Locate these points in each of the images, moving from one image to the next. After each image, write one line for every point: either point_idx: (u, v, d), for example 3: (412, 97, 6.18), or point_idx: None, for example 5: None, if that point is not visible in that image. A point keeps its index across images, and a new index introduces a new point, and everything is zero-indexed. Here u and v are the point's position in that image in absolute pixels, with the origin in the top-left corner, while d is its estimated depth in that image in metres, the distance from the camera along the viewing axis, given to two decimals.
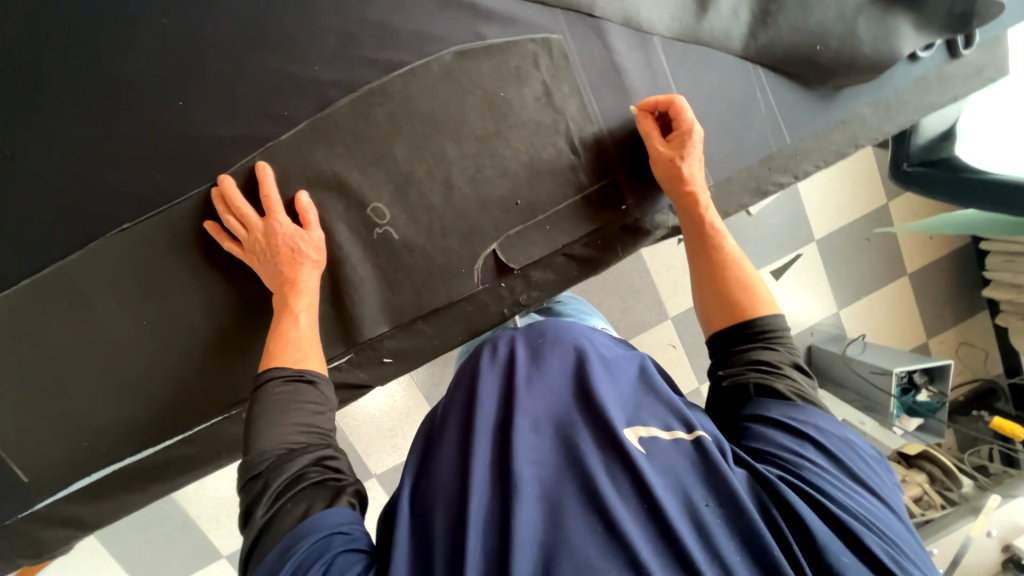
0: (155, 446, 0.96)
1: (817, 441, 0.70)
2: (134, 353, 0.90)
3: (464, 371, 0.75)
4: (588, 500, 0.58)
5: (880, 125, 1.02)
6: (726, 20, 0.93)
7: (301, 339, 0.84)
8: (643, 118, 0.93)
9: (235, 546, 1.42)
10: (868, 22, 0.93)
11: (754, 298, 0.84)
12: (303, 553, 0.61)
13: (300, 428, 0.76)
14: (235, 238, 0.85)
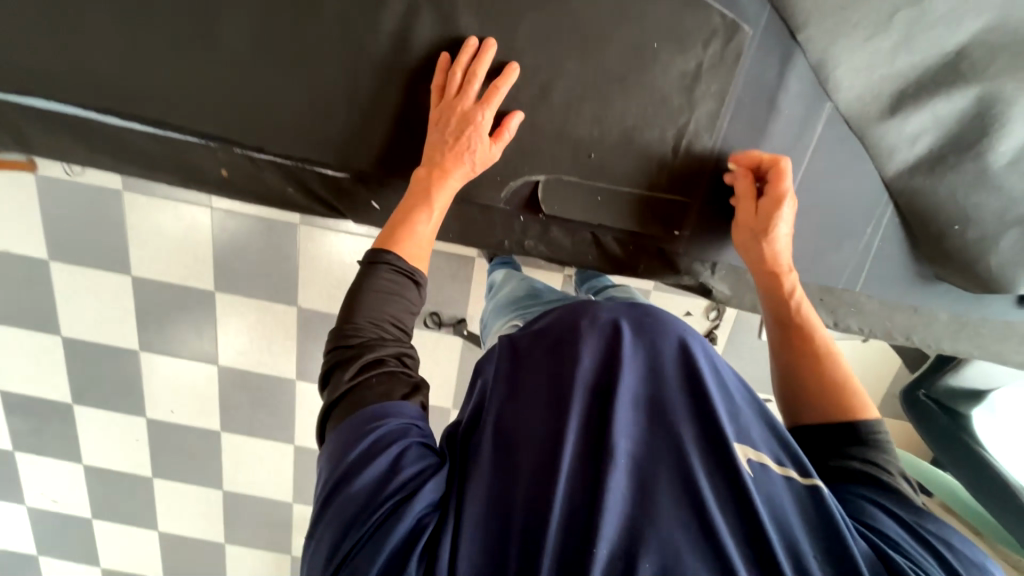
0: (124, 119, 0.90)
1: (943, 546, 0.61)
2: (165, 23, 0.84)
3: (566, 318, 0.73)
4: (685, 494, 0.59)
5: (942, 336, 0.95)
6: (901, 139, 0.82)
7: (424, 237, 0.81)
8: (750, 171, 0.85)
9: (148, 273, 1.48)
10: (1015, 241, 0.83)
11: (855, 401, 0.77)
12: (387, 428, 0.66)
13: (403, 315, 0.78)
14: (454, 127, 0.80)
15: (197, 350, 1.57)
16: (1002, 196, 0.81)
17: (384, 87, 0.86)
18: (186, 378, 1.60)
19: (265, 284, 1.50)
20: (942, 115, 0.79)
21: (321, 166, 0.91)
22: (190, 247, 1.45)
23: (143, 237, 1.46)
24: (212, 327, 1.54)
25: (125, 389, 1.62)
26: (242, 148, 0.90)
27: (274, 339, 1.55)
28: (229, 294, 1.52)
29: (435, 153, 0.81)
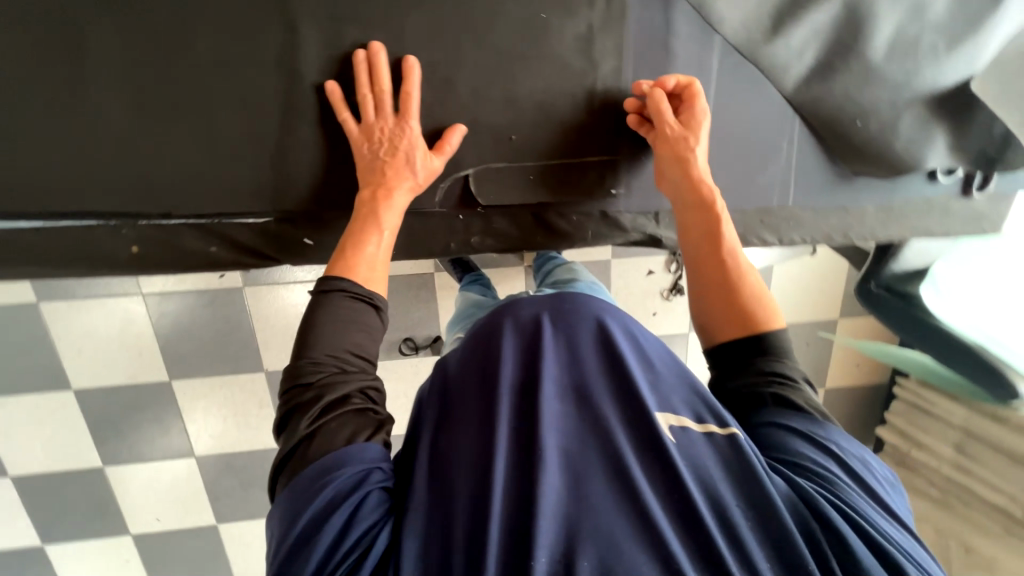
0: (5, 218, 0.81)
1: (837, 454, 0.73)
2: (28, 104, 0.77)
3: (487, 332, 0.77)
4: (614, 471, 0.63)
5: (875, 226, 1.01)
6: (790, 54, 0.86)
7: (376, 259, 0.79)
8: (667, 114, 0.83)
9: (94, 381, 1.41)
10: (912, 122, 0.89)
11: (766, 312, 0.82)
12: (340, 481, 0.65)
13: (357, 349, 0.75)
14: (388, 145, 0.80)
15: (170, 445, 1.49)
16: (889, 84, 0.87)
17: (283, 118, 0.82)
18: (164, 477, 1.52)
19: (224, 357, 1.44)
20: (818, 24, 0.84)
21: (238, 215, 0.85)
22: (132, 341, 1.38)
23: (78, 342, 1.37)
24: (179, 417, 1.47)
25: (102, 506, 1.52)
26: (148, 218, 0.84)
27: (249, 411, 1.49)
28: (185, 378, 1.44)
29: (373, 174, 0.80)
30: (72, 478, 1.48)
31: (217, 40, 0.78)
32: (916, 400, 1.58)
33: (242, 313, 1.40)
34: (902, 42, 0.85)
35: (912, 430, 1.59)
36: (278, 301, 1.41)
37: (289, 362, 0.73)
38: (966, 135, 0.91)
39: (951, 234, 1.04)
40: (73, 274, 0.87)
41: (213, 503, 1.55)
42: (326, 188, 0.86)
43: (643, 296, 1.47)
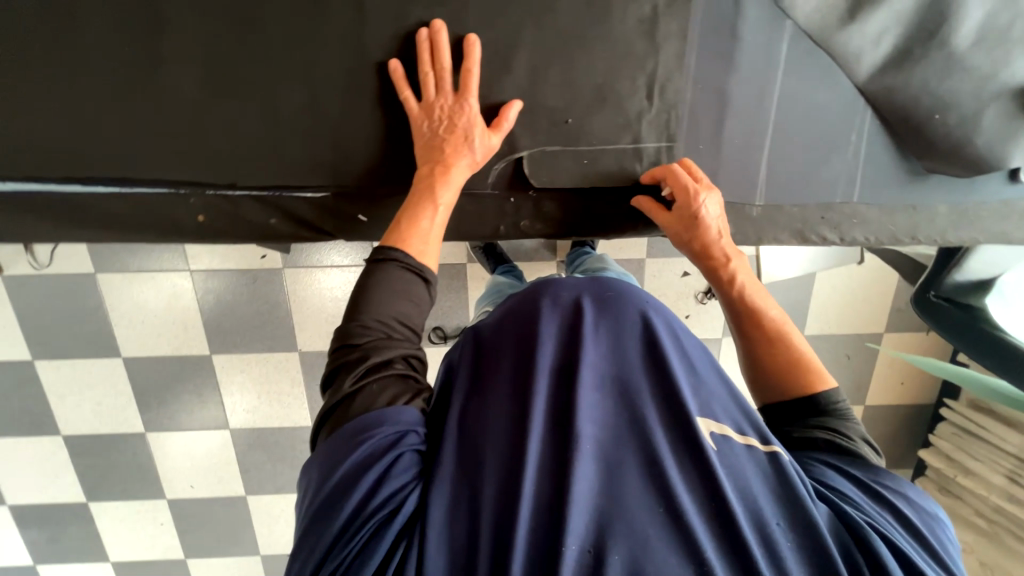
0: (84, 182, 0.86)
1: (882, 494, 0.70)
2: (107, 74, 0.81)
3: (521, 313, 0.75)
4: (649, 469, 0.62)
5: (946, 228, 0.95)
6: (864, 42, 0.82)
7: (430, 234, 0.80)
8: (698, 198, 0.83)
9: (141, 350, 1.48)
10: (997, 117, 0.83)
11: (810, 373, 0.82)
12: (375, 441, 0.66)
13: (403, 317, 0.76)
14: (447, 122, 0.81)
15: (206, 417, 1.56)
16: (974, 75, 0.81)
17: (345, 94, 0.83)
18: (200, 447, 1.59)
19: (261, 335, 1.49)
20: (897, 10, 0.80)
21: (298, 189, 0.88)
22: (179, 315, 1.45)
23: (129, 313, 1.45)
24: (215, 390, 1.53)
25: (141, 471, 1.60)
26: (214, 187, 0.87)
27: (281, 389, 1.54)
28: (225, 353, 1.50)
29: (431, 151, 0.81)
30: (117, 442, 1.57)
31: (285, 15, 0.80)
32: (965, 424, 1.52)
33: (281, 293, 1.46)
34: (992, 30, 0.79)
35: (959, 454, 1.52)
36: (314, 285, 1.46)
37: (339, 324, 0.76)
38: None
39: None
40: (143, 238, 0.92)
41: (243, 475, 1.62)
42: (381, 166, 0.87)
43: (676, 299, 1.47)
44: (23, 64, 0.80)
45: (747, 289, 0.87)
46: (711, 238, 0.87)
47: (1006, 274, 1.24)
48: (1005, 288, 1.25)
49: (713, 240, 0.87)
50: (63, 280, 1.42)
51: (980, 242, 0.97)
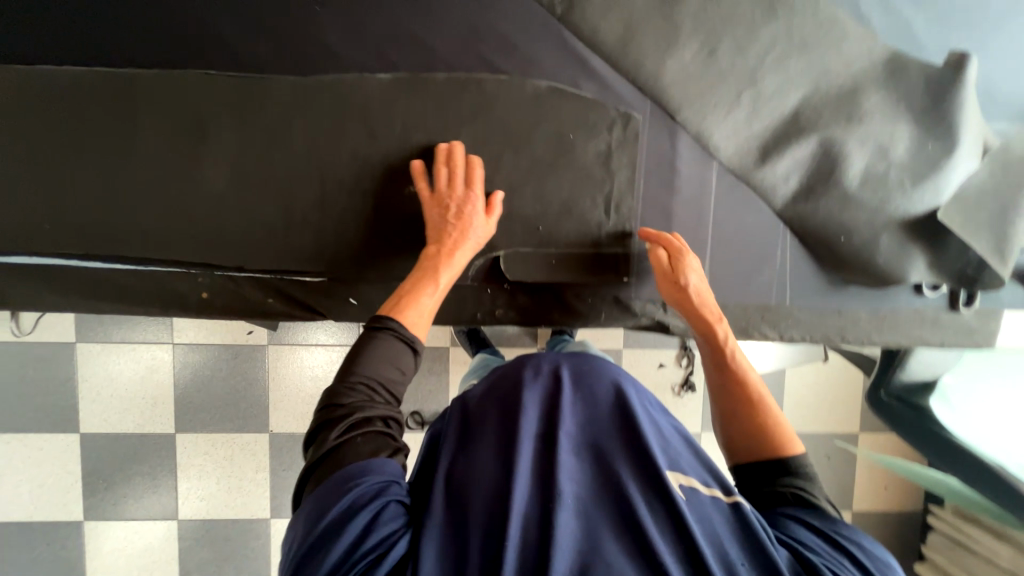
0: (104, 260, 0.96)
1: (848, 543, 0.72)
2: (145, 174, 0.95)
3: (508, 381, 0.84)
4: (624, 522, 0.67)
5: (871, 331, 1.09)
6: (777, 178, 1.03)
7: (426, 309, 0.87)
8: (687, 263, 0.95)
9: (105, 425, 1.46)
10: (891, 242, 1.01)
11: (783, 437, 0.85)
12: (364, 489, 0.69)
13: (392, 379, 0.82)
14: (453, 215, 0.92)
15: (156, 504, 1.49)
16: (866, 208, 1.01)
17: (350, 197, 0.98)
18: (140, 541, 1.50)
19: (232, 415, 1.49)
20: (798, 156, 1.02)
21: (300, 273, 0.99)
22: (153, 389, 1.47)
23: (100, 387, 1.46)
24: (172, 474, 1.49)
25: (72, 563, 1.49)
26: (224, 268, 0.98)
27: (243, 475, 1.50)
28: (191, 433, 1.48)
29: (435, 235, 0.92)
30: (54, 529, 1.47)
31: (306, 136, 0.97)
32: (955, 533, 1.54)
33: (258, 371, 1.49)
34: (874, 175, 1.00)
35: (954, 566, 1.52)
36: (297, 363, 1.50)
37: (327, 381, 0.80)
38: (940, 255, 1.02)
39: (945, 345, 1.10)
40: (148, 311, 1.00)
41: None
42: (375, 257, 0.99)
43: (655, 388, 1.57)
44: (73, 162, 0.94)
45: (733, 353, 0.93)
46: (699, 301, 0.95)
47: (945, 375, 1.36)
48: (947, 389, 1.36)
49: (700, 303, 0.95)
50: (44, 351, 1.44)
51: (903, 344, 1.10)
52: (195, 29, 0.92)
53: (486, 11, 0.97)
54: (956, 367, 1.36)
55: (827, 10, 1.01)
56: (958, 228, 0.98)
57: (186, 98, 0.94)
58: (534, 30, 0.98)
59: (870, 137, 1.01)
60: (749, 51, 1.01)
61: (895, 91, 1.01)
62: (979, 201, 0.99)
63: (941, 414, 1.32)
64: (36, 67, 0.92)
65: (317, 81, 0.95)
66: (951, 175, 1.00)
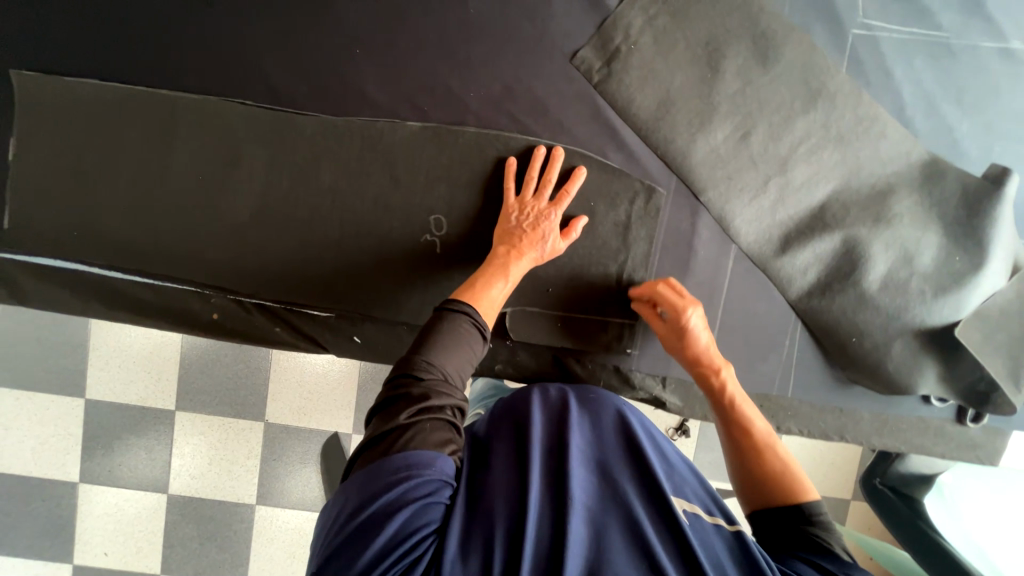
0: (124, 272, 0.99)
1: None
2: (173, 193, 0.98)
3: (517, 406, 0.83)
4: (633, 537, 0.62)
5: (871, 433, 1.06)
6: (794, 270, 1.01)
7: (496, 301, 0.86)
8: (684, 311, 0.91)
9: (102, 393, 1.44)
10: (903, 350, 1.00)
11: (797, 483, 0.79)
12: (419, 482, 0.63)
13: (464, 369, 0.77)
14: (533, 219, 0.93)
15: (149, 474, 1.46)
16: (881, 312, 0.99)
17: (366, 239, 0.99)
18: (130, 509, 1.46)
19: (231, 399, 1.47)
20: (820, 252, 1.01)
21: (309, 306, 1.01)
22: (157, 363, 1.45)
23: (110, 355, 1.44)
24: (167, 447, 1.47)
25: (56, 528, 1.45)
26: (235, 293, 1.00)
27: (234, 459, 1.47)
28: (190, 413, 1.47)
29: (516, 237, 0.92)
30: (42, 490, 1.45)
31: (331, 174, 0.98)
32: None
33: (264, 361, 1.47)
34: (895, 281, 0.99)
35: None
36: (300, 357, 1.47)
37: (399, 358, 0.74)
38: (952, 369, 1.00)
39: (946, 457, 1.07)
40: (160, 324, 1.03)
41: (164, 549, 1.46)
42: (382, 299, 1.00)
43: None
44: (107, 173, 0.97)
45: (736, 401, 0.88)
46: (701, 346, 0.92)
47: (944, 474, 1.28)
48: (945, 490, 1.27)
49: (704, 349, 0.92)
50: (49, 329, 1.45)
51: (902, 450, 1.08)
52: (249, 61, 0.97)
53: (525, 73, 0.98)
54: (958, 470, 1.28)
55: (868, 107, 0.99)
56: (974, 348, 0.97)
57: (220, 125, 0.97)
58: (568, 97, 0.99)
59: (896, 242, 0.99)
60: (783, 138, 1.00)
61: (930, 198, 0.99)
62: (1001, 323, 0.97)
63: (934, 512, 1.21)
64: (86, 81, 0.96)
65: (349, 124, 0.97)
66: (977, 291, 0.97)
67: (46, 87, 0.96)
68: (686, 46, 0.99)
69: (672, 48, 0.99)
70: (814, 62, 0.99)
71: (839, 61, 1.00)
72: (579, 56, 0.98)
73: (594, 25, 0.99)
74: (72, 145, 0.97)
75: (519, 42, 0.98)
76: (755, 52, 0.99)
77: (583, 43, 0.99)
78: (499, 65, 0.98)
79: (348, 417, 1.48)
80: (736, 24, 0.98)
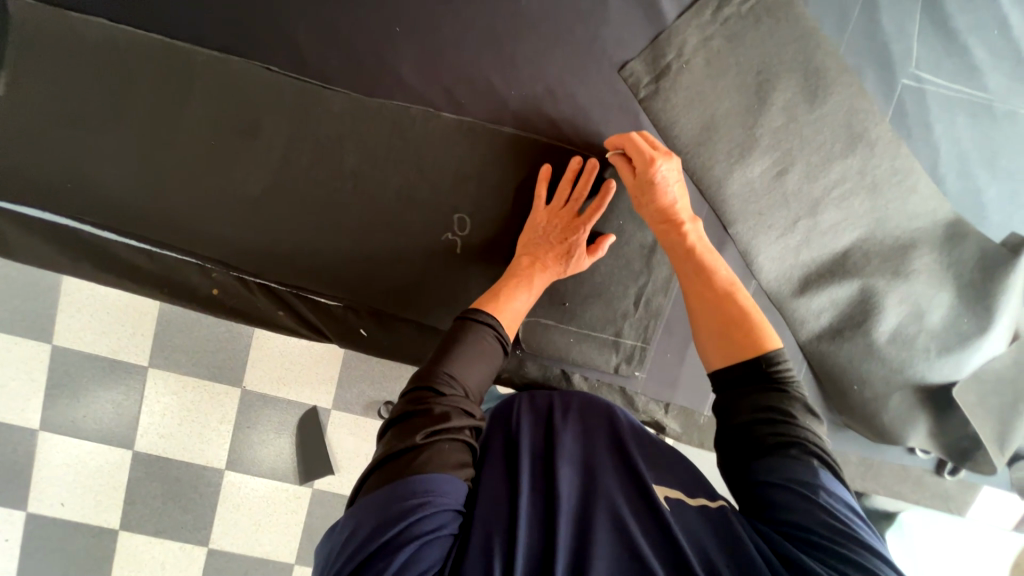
0: (119, 234, 0.92)
1: (830, 507, 0.61)
2: (181, 156, 0.91)
3: (505, 412, 0.83)
4: (619, 534, 0.62)
5: (855, 476, 1.09)
6: (809, 313, 1.02)
7: (518, 313, 0.85)
8: (653, 162, 0.84)
9: (72, 344, 1.32)
10: (900, 403, 1.02)
11: (756, 333, 0.76)
12: (418, 517, 0.58)
13: (481, 386, 0.75)
14: (561, 232, 0.90)
15: (113, 428, 1.34)
16: (886, 363, 1.01)
17: (384, 230, 0.94)
18: (91, 463, 1.34)
19: (208, 361, 1.35)
20: (836, 297, 1.01)
21: (317, 293, 0.96)
22: (135, 318, 1.33)
23: (82, 301, 1.32)
24: (135, 403, 1.34)
25: (10, 473, 1.33)
26: (240, 271, 0.94)
27: (205, 423, 1.35)
28: (161, 370, 1.34)
29: (539, 251, 0.89)
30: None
31: (354, 157, 0.92)
32: None
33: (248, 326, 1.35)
34: (903, 334, 1.01)
35: None
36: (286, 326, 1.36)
37: (417, 371, 0.73)
38: (943, 425, 1.04)
39: (920, 505, 1.12)
40: (152, 293, 0.96)
41: (125, 506, 1.34)
42: (393, 295, 0.96)
43: None
44: (110, 124, 0.90)
45: (699, 249, 0.85)
46: (669, 199, 0.86)
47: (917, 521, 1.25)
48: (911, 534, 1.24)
49: (671, 203, 0.86)
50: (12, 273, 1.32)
51: (881, 495, 1.11)
52: (280, 23, 0.90)
53: (571, 78, 0.94)
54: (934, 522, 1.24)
55: (905, 159, 0.99)
56: (968, 409, 1.00)
57: (239, 89, 0.90)
58: (611, 109, 0.95)
59: (910, 297, 1.00)
60: (818, 179, 0.99)
61: (948, 258, 1.00)
62: (995, 387, 1.01)
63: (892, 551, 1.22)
64: (95, 20, 0.88)
65: (380, 106, 0.91)
66: (977, 354, 1.00)
67: (49, 20, 0.87)
68: (736, 73, 0.96)
69: (723, 73, 0.96)
70: (861, 106, 0.97)
71: (885, 109, 0.99)
72: (629, 68, 0.95)
73: (648, 37, 0.95)
74: (72, 89, 0.89)
75: (568, 43, 0.93)
76: (805, 88, 0.97)
77: (634, 54, 0.95)
78: (545, 65, 0.93)
79: (330, 392, 1.38)
80: (790, 57, 0.96)
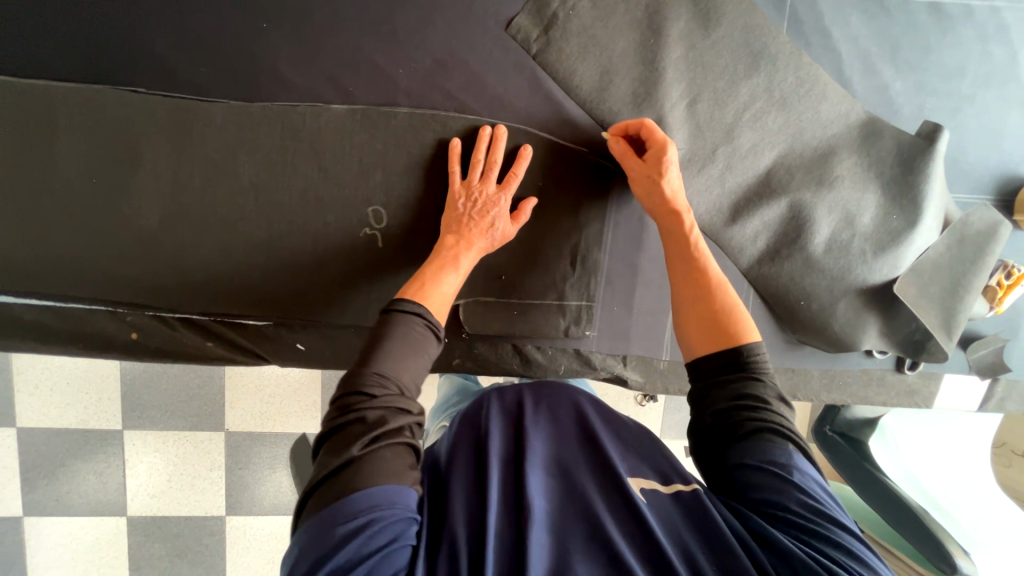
0: (22, 295, 0.88)
1: (802, 486, 0.61)
2: (64, 201, 0.85)
3: (473, 417, 0.76)
4: (599, 540, 0.58)
5: (819, 388, 1.11)
6: (745, 238, 1.02)
7: (448, 297, 0.79)
8: (665, 151, 0.82)
9: (37, 423, 1.26)
10: (847, 309, 1.03)
11: (737, 325, 0.74)
12: (361, 538, 0.53)
13: (420, 381, 0.70)
14: (481, 206, 0.85)
15: (100, 498, 1.29)
16: (826, 275, 1.02)
17: (299, 237, 0.91)
18: (87, 537, 1.29)
19: (183, 412, 1.30)
20: (767, 219, 1.01)
21: (242, 317, 0.93)
22: (97, 386, 1.27)
23: (37, 377, 1.25)
24: (118, 469, 1.29)
25: (4, 564, 1.28)
26: (152, 309, 0.91)
27: (195, 473, 1.31)
28: (138, 429, 1.29)
29: (464, 225, 0.85)
30: None
31: (251, 167, 0.88)
32: None
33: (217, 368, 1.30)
34: (838, 243, 1.01)
35: None
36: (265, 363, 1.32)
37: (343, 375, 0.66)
38: (892, 323, 1.06)
39: (888, 405, 1.13)
40: (76, 350, 0.92)
41: (131, 572, 1.30)
42: (330, 302, 0.93)
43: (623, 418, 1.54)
44: None
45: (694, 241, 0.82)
46: (669, 191, 0.83)
47: (885, 416, 1.27)
48: (886, 429, 1.25)
49: (670, 194, 0.83)
50: None
51: (849, 402, 1.13)
52: (137, 42, 0.84)
53: (457, 44, 0.90)
54: (896, 415, 1.28)
55: (810, 69, 0.98)
56: (911, 302, 1.01)
57: (109, 117, 0.84)
58: (505, 69, 0.92)
59: (839, 205, 1.00)
60: (729, 104, 0.98)
61: (869, 159, 1.00)
62: (934, 275, 1.02)
63: (875, 451, 1.21)
64: None
65: (264, 109, 0.87)
66: (911, 248, 1.01)
67: None
68: (626, 9, 0.94)
69: (611, 12, 0.93)
70: (756, 23, 0.96)
71: (780, 23, 0.98)
72: (515, 24, 0.91)
73: None
74: None
75: (447, 9, 0.89)
76: (697, 14, 0.95)
77: (517, 9, 0.91)
78: (427, 36, 0.89)
79: (317, 416, 1.34)
80: None
